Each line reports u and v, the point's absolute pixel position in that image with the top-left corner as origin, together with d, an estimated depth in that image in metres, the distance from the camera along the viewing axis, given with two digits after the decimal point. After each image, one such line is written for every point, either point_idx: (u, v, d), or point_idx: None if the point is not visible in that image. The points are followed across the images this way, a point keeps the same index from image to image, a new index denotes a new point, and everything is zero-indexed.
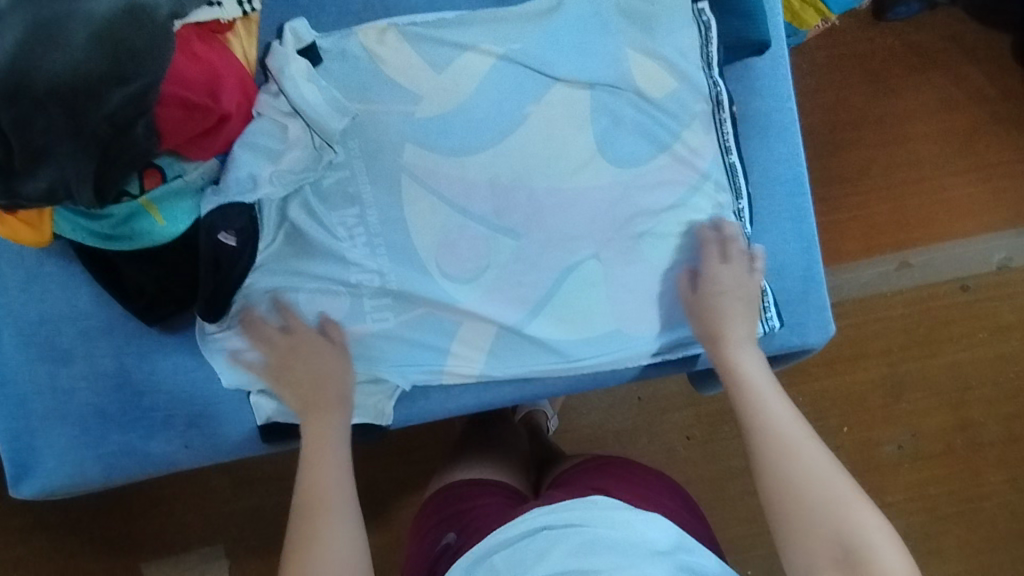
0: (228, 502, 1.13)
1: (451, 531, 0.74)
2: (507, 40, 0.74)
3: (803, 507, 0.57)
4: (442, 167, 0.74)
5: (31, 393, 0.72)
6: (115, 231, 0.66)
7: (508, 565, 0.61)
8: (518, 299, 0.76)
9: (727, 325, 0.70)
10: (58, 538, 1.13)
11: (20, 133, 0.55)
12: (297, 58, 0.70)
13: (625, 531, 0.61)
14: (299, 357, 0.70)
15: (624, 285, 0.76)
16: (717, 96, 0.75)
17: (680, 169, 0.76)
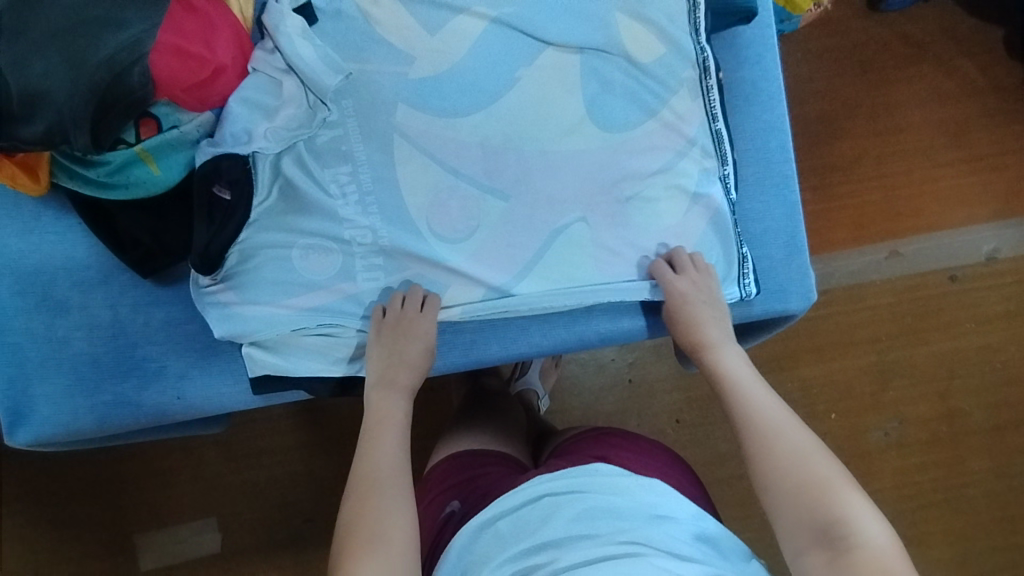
0: (221, 473, 1.15)
1: (455, 500, 0.74)
2: (499, 4, 0.76)
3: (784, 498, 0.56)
4: (433, 128, 0.76)
5: (28, 342, 0.74)
6: (111, 179, 0.67)
7: (513, 531, 0.62)
8: (507, 261, 0.77)
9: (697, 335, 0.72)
10: (51, 506, 1.13)
11: (20, 76, 0.57)
12: (293, 17, 0.72)
13: (624, 498, 0.63)
14: (395, 335, 0.72)
15: (611, 248, 0.77)
16: (705, 62, 0.76)
17: (668, 135, 0.78)
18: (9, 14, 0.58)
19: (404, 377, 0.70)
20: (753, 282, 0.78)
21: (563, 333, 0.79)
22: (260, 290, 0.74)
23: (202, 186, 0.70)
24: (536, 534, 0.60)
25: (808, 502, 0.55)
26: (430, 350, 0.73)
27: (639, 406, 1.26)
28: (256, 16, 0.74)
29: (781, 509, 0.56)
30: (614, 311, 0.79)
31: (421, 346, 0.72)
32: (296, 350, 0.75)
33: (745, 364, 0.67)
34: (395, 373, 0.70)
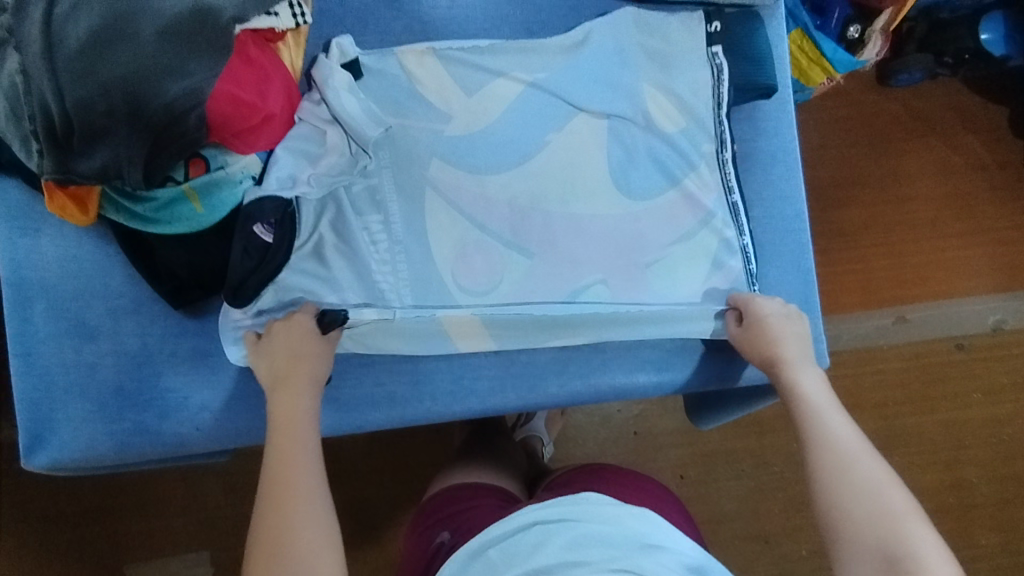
0: (221, 505, 1.14)
1: (445, 530, 0.75)
2: (535, 68, 0.79)
3: (842, 524, 0.58)
4: (463, 183, 0.79)
5: (56, 366, 0.75)
6: (156, 214, 0.70)
7: (505, 557, 0.62)
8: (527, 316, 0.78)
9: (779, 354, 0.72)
10: (45, 531, 1.12)
11: (83, 115, 0.61)
12: (341, 72, 0.75)
13: (618, 526, 0.64)
14: (282, 335, 0.71)
15: (629, 308, 0.79)
16: (722, 135, 0.80)
17: (687, 205, 0.81)
18: (77, 55, 0.60)
19: (298, 373, 0.69)
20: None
21: (579, 385, 0.80)
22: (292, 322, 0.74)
23: (247, 219, 0.72)
24: (526, 561, 0.61)
25: (876, 525, 0.56)
26: (314, 334, 0.72)
27: (645, 458, 1.26)
28: (304, 68, 0.77)
29: (843, 534, 0.58)
30: (628, 366, 0.81)
31: (307, 338, 0.71)
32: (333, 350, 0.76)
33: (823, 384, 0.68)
34: (287, 373, 0.69)
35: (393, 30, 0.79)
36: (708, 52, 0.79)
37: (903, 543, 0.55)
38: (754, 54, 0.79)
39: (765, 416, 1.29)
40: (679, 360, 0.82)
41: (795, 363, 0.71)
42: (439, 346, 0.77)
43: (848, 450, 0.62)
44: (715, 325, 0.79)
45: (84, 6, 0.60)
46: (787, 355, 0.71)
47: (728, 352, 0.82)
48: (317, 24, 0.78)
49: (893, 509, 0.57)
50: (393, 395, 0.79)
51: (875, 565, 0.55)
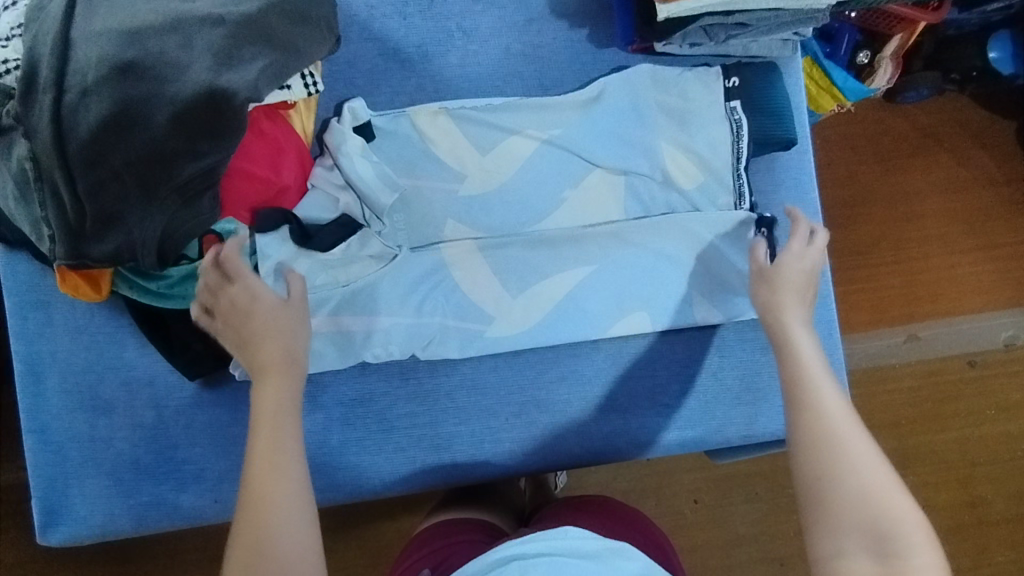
0: None
1: (424, 567, 0.74)
2: (551, 124, 0.78)
3: (834, 498, 0.55)
4: (481, 242, 0.79)
5: (70, 441, 0.74)
6: (170, 290, 0.69)
7: None
8: (522, 319, 0.78)
9: (782, 309, 0.69)
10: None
11: (97, 202, 0.60)
12: (354, 136, 0.74)
13: (600, 562, 0.61)
14: (242, 315, 0.63)
15: (638, 291, 0.80)
16: (740, 189, 0.79)
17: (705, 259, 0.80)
18: (88, 142, 0.58)
19: (274, 353, 0.63)
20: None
21: (601, 441, 0.80)
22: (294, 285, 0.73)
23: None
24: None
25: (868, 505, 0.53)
26: (279, 305, 0.65)
27: (658, 485, 1.25)
28: (316, 131, 0.76)
29: (834, 505, 0.54)
30: (651, 421, 0.80)
31: (277, 312, 0.65)
32: (344, 309, 0.75)
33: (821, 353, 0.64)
34: (258, 355, 0.63)
35: (406, 89, 0.78)
36: (726, 106, 0.78)
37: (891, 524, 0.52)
38: (771, 107, 0.78)
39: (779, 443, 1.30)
40: (704, 416, 0.81)
41: (796, 323, 0.68)
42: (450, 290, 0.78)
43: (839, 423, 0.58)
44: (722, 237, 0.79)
45: (94, 92, 0.58)
46: (789, 309, 0.69)
47: (753, 405, 0.81)
48: (328, 88, 0.77)
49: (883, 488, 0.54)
50: (415, 460, 0.78)
51: (866, 545, 0.52)
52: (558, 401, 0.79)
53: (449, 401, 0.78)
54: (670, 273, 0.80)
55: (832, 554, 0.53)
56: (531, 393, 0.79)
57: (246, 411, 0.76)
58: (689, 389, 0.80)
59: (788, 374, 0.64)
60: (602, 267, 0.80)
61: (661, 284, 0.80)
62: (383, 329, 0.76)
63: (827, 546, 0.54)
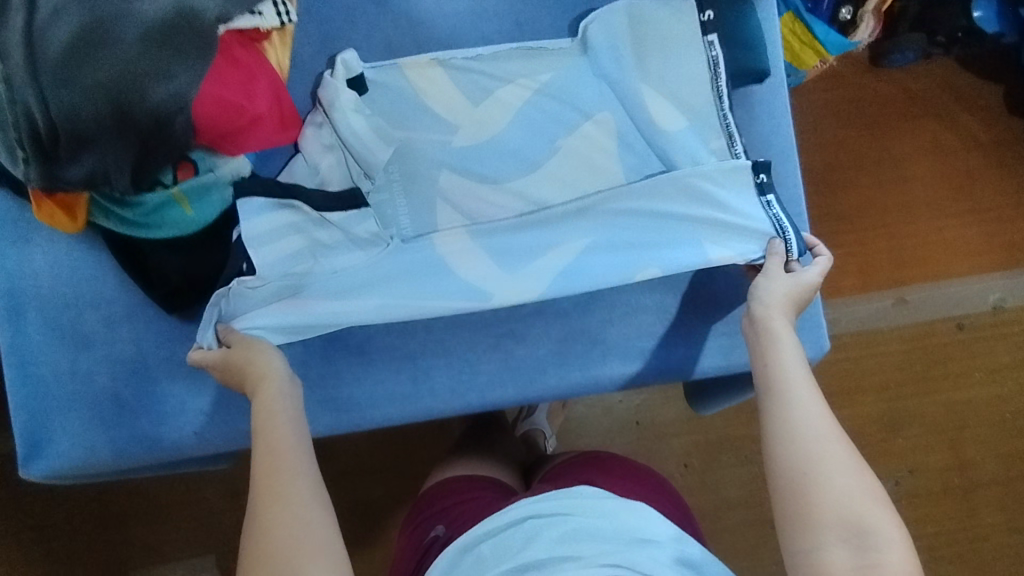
0: (225, 510, 1.19)
1: (440, 524, 0.75)
2: (541, 71, 0.80)
3: (807, 500, 0.55)
4: (476, 192, 0.80)
5: (51, 375, 0.75)
6: (146, 218, 0.69)
7: (496, 555, 0.62)
8: (524, 285, 0.77)
9: (770, 318, 0.67)
10: (54, 539, 1.17)
11: (69, 122, 0.61)
12: (347, 91, 0.76)
13: (610, 521, 0.63)
14: (233, 368, 0.68)
15: (643, 242, 0.78)
16: (728, 130, 0.78)
17: (707, 209, 0.78)
18: (60, 60, 0.60)
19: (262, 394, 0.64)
20: (782, 215, 0.76)
21: (578, 376, 0.80)
22: (280, 262, 0.73)
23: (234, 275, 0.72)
24: (517, 554, 0.61)
25: (844, 510, 0.54)
26: (253, 359, 0.67)
27: (647, 447, 1.27)
28: (305, 89, 0.78)
29: (810, 507, 0.55)
30: (628, 354, 0.81)
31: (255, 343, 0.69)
32: (333, 296, 0.75)
33: (800, 362, 0.63)
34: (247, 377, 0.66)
35: (381, 25, 0.78)
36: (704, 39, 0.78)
37: (866, 525, 0.54)
38: (744, 39, 0.78)
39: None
40: (680, 350, 0.81)
41: (782, 330, 0.66)
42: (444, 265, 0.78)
43: (813, 428, 0.59)
44: (726, 188, 0.77)
45: (66, 11, 0.60)
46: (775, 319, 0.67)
47: (730, 337, 0.81)
48: (303, 24, 0.77)
49: (855, 491, 0.55)
50: (395, 395, 0.79)
51: (844, 547, 0.53)
52: (537, 334, 0.80)
53: (428, 335, 0.79)
54: (680, 226, 0.78)
55: (812, 548, 0.54)
56: (509, 325, 0.80)
57: None
58: (665, 322, 0.81)
59: (769, 380, 0.63)
60: (599, 223, 0.79)
61: (665, 237, 0.78)
62: (370, 309, 0.75)
63: (804, 542, 0.54)
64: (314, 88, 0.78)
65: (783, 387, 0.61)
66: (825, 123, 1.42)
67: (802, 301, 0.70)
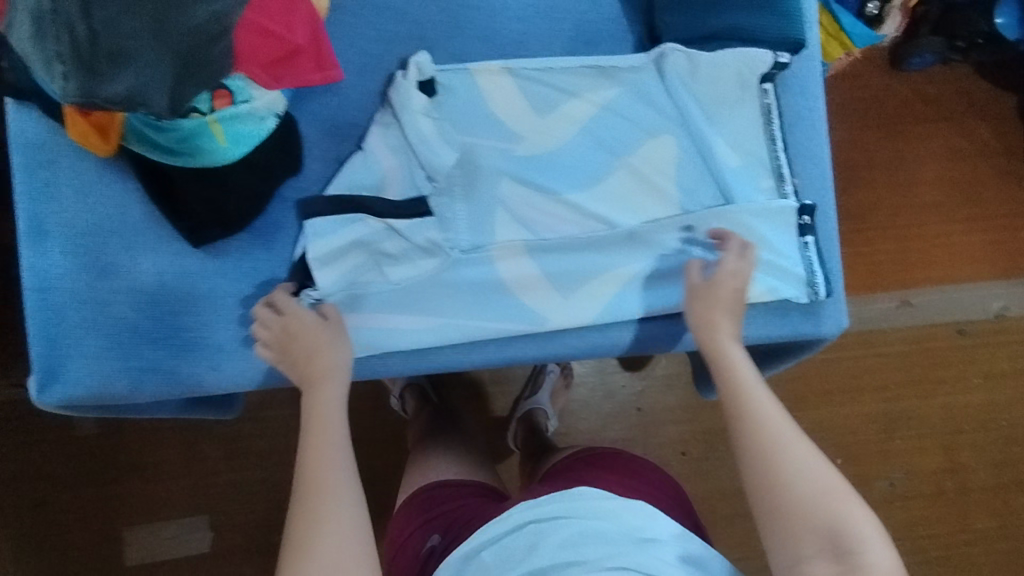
0: (219, 473, 1.19)
1: (435, 533, 0.76)
2: (607, 86, 0.79)
3: (784, 510, 0.59)
4: (534, 203, 0.79)
5: (71, 302, 0.74)
6: (179, 145, 0.68)
7: (498, 563, 0.63)
8: (576, 312, 0.78)
9: (716, 327, 0.71)
10: (46, 492, 1.16)
11: (110, 35, 0.59)
12: (418, 95, 0.76)
13: (613, 520, 0.64)
14: (295, 337, 0.70)
15: (694, 272, 0.79)
16: (779, 170, 0.81)
17: (751, 243, 0.80)
18: None
19: (320, 366, 0.69)
20: (815, 258, 0.81)
21: (597, 336, 0.80)
22: (344, 275, 0.75)
23: (300, 286, 0.74)
24: (523, 561, 0.62)
25: (816, 512, 0.58)
26: (324, 325, 0.71)
27: (646, 434, 1.27)
28: (379, 88, 0.78)
29: (785, 515, 0.59)
30: (649, 320, 0.80)
31: (329, 328, 0.70)
32: (393, 312, 0.76)
33: (752, 371, 0.68)
34: (310, 367, 0.69)
35: None
36: (775, 60, 0.78)
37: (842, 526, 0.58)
38: (782, 7, 0.77)
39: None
40: None
41: (729, 339, 0.71)
42: (504, 297, 0.78)
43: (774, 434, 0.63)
44: (770, 225, 0.80)
45: None
46: (721, 325, 0.71)
47: (751, 309, 0.81)
48: None
49: (828, 490, 0.59)
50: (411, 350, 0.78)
51: (819, 548, 0.58)
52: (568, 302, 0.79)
53: (452, 280, 0.77)
54: (726, 261, 0.80)
55: (791, 552, 0.59)
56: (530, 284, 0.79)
57: (248, 281, 0.77)
58: None
59: (729, 393, 0.67)
60: (654, 254, 0.80)
61: None
62: (430, 326, 0.77)
63: (786, 549, 0.59)
64: (351, 31, 0.77)
65: (738, 403, 0.66)
66: (841, 121, 1.43)
67: (734, 299, 0.73)
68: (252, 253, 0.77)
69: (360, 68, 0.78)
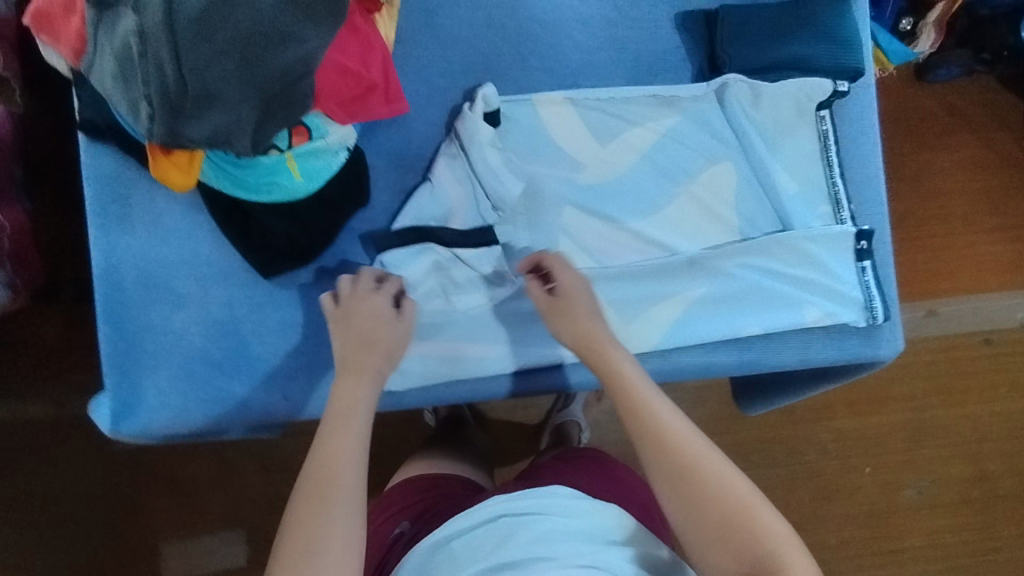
0: (253, 486, 1.16)
1: (405, 521, 0.73)
2: (667, 115, 0.81)
3: (702, 527, 0.54)
4: (596, 231, 0.80)
5: (145, 333, 0.76)
6: (256, 181, 0.70)
7: (469, 553, 0.59)
8: (636, 338, 0.79)
9: (588, 336, 0.66)
10: (76, 508, 1.13)
11: (200, 78, 0.60)
12: (484, 126, 0.77)
13: (583, 519, 0.62)
14: (360, 317, 0.67)
15: (752, 299, 0.81)
16: (837, 196, 0.82)
17: (808, 269, 0.81)
18: (198, 15, 0.59)
19: (367, 362, 0.64)
20: (873, 283, 0.82)
21: (659, 361, 0.81)
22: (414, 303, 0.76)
23: None
24: (490, 555, 0.58)
25: (733, 527, 0.53)
26: (391, 321, 0.68)
27: None
28: (444, 119, 0.80)
29: (704, 533, 0.54)
30: (709, 345, 0.81)
31: (394, 325, 0.68)
32: (461, 340, 0.77)
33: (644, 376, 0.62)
34: (359, 355, 0.65)
35: (483, 4, 0.79)
36: (834, 88, 0.79)
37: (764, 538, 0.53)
38: (841, 37, 0.79)
39: (797, 409, 1.34)
40: (759, 343, 0.82)
41: (612, 346, 0.65)
42: None
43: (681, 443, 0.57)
44: (828, 250, 0.81)
45: None
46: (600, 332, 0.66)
47: (809, 332, 0.82)
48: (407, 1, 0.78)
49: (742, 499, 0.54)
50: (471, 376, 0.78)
51: (740, 566, 0.52)
52: (630, 330, 0.79)
53: (517, 309, 0.79)
54: (785, 287, 0.81)
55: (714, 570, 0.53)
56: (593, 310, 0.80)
57: (316, 311, 0.78)
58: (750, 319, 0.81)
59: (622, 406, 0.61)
60: (713, 281, 0.81)
61: (774, 296, 0.81)
62: (497, 353, 0.78)
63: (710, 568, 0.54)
64: (415, 63, 0.78)
65: (635, 418, 0.60)
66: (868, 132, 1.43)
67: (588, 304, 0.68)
68: (319, 282, 0.78)
69: (424, 99, 0.79)
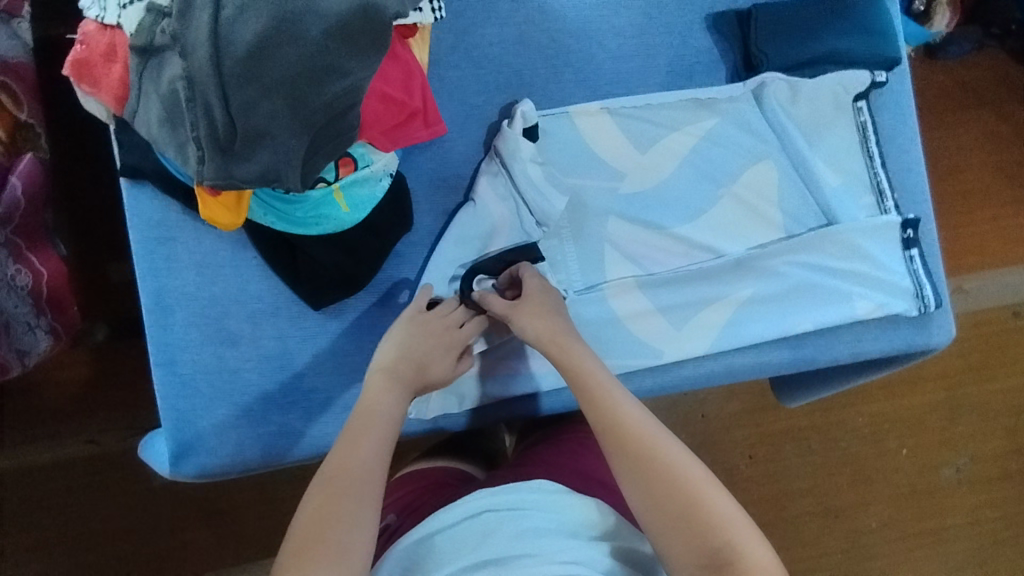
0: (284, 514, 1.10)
1: (390, 514, 0.74)
2: (705, 117, 0.81)
3: (660, 515, 0.53)
4: (641, 238, 0.80)
5: (199, 373, 0.75)
6: (304, 215, 0.71)
7: (450, 548, 0.56)
8: (688, 344, 0.79)
9: (549, 335, 0.66)
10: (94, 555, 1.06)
11: (248, 118, 0.60)
12: (525, 142, 0.76)
13: (564, 515, 0.60)
14: (432, 334, 0.68)
15: (802, 296, 0.80)
16: (879, 186, 0.81)
17: (857, 262, 0.81)
18: (244, 57, 0.59)
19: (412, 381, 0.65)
20: (923, 272, 0.81)
21: (713, 364, 0.80)
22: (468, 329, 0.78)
23: None
24: (472, 552, 0.55)
25: (690, 514, 0.52)
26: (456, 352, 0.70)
27: (713, 441, 1.26)
28: (482, 138, 0.79)
29: (662, 521, 0.53)
30: (761, 345, 0.81)
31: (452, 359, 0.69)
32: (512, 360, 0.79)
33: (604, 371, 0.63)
34: (418, 372, 0.66)
35: (514, 20, 0.78)
36: (871, 79, 0.79)
37: (719, 525, 0.52)
38: (878, 27, 0.80)
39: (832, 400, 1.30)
40: (812, 340, 0.82)
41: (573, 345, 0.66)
42: (622, 336, 0.78)
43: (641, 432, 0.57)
44: (876, 242, 0.81)
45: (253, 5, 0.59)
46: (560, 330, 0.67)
47: (861, 325, 0.82)
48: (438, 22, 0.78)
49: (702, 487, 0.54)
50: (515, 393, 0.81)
51: (696, 554, 0.51)
52: (681, 336, 0.79)
53: None
54: (835, 283, 0.80)
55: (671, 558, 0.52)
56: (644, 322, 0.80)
57: (368, 339, 0.78)
58: None
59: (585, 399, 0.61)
60: (761, 280, 0.80)
61: (824, 292, 0.80)
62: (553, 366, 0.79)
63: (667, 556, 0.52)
64: (450, 84, 0.78)
65: (596, 410, 0.60)
66: None
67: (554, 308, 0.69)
68: (368, 310, 0.78)
69: (461, 120, 0.79)
